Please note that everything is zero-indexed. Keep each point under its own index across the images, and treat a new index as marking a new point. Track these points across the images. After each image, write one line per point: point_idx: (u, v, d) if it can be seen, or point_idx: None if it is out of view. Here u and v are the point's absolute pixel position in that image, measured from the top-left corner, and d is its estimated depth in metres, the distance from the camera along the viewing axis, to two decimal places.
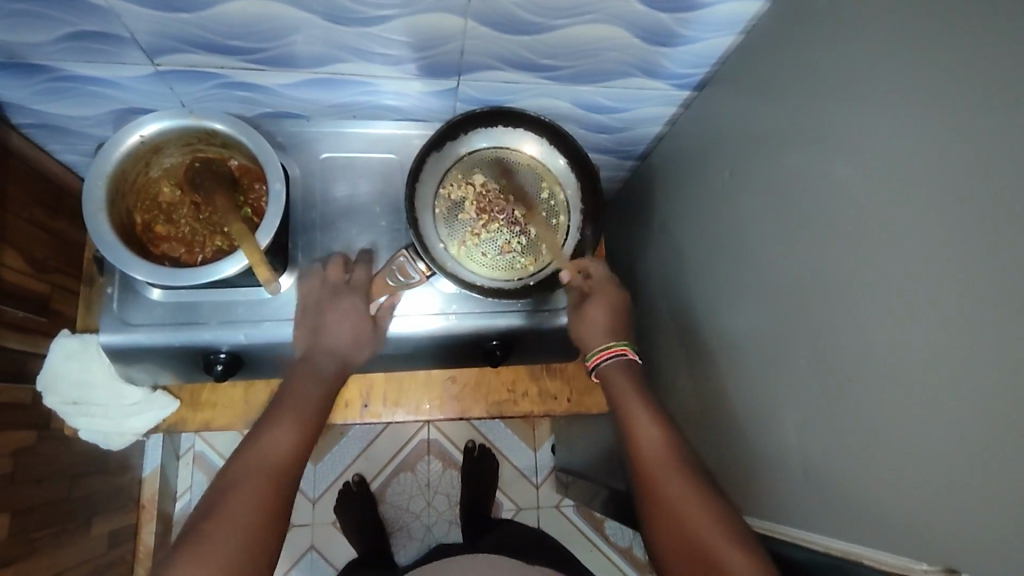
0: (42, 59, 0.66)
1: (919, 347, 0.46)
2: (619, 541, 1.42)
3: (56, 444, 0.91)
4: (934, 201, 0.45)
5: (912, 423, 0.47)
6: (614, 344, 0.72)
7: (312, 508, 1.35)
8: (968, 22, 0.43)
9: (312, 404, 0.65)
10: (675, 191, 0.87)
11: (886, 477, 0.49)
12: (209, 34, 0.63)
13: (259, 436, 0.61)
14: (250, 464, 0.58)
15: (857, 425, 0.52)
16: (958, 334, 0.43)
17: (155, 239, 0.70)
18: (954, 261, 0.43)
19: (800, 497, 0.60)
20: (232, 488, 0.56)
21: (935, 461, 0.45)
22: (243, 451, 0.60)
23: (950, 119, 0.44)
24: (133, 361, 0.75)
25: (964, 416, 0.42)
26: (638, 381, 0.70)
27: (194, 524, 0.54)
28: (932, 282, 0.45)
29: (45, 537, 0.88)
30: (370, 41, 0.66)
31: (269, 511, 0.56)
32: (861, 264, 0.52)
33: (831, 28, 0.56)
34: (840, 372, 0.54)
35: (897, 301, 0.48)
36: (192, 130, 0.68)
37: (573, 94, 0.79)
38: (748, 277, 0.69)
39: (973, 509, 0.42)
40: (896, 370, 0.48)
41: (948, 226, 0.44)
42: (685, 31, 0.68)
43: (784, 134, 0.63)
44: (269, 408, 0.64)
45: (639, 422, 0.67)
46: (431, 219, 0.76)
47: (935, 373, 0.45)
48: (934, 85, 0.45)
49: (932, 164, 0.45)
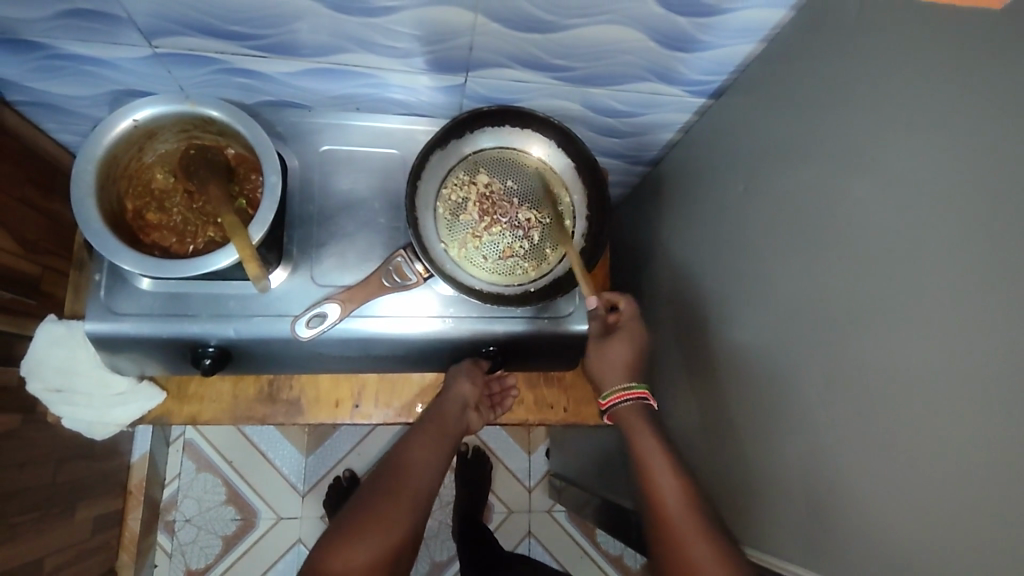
0: (36, 36, 0.63)
1: (932, 381, 0.43)
2: (611, 550, 1.41)
3: (40, 429, 0.90)
4: (958, 228, 0.42)
5: (921, 461, 0.44)
6: (633, 387, 0.73)
7: (301, 502, 1.33)
8: (1006, 38, 0.40)
9: (432, 450, 0.72)
10: (686, 200, 0.84)
11: (890, 518, 0.47)
12: (208, 17, 0.61)
13: (402, 452, 0.72)
14: (392, 472, 0.69)
15: (861, 457, 0.50)
16: (977, 370, 0.40)
17: (145, 226, 0.68)
18: (976, 293, 0.41)
19: (799, 528, 0.58)
20: (375, 508, 0.65)
21: (945, 505, 0.42)
22: (394, 459, 0.71)
23: (979, 142, 0.41)
24: (118, 352, 0.73)
25: (979, 458, 0.40)
26: (653, 425, 0.70)
27: (353, 516, 0.65)
28: (951, 314, 0.42)
29: (26, 522, 0.87)
30: (377, 33, 0.63)
31: (404, 535, 0.65)
32: (874, 292, 0.49)
33: (855, 40, 0.53)
34: (847, 402, 0.52)
35: (911, 331, 0.46)
36: (187, 115, 0.66)
37: (584, 96, 0.77)
38: (754, 295, 0.66)
39: (982, 558, 0.40)
40: (906, 407, 0.46)
41: (972, 255, 0.41)
42: (703, 36, 0.65)
43: (801, 148, 0.60)
44: (413, 429, 0.74)
45: (652, 458, 0.67)
46: (432, 219, 0.74)
47: (948, 410, 0.42)
48: (963, 103, 0.43)
49: (957, 188, 0.42)
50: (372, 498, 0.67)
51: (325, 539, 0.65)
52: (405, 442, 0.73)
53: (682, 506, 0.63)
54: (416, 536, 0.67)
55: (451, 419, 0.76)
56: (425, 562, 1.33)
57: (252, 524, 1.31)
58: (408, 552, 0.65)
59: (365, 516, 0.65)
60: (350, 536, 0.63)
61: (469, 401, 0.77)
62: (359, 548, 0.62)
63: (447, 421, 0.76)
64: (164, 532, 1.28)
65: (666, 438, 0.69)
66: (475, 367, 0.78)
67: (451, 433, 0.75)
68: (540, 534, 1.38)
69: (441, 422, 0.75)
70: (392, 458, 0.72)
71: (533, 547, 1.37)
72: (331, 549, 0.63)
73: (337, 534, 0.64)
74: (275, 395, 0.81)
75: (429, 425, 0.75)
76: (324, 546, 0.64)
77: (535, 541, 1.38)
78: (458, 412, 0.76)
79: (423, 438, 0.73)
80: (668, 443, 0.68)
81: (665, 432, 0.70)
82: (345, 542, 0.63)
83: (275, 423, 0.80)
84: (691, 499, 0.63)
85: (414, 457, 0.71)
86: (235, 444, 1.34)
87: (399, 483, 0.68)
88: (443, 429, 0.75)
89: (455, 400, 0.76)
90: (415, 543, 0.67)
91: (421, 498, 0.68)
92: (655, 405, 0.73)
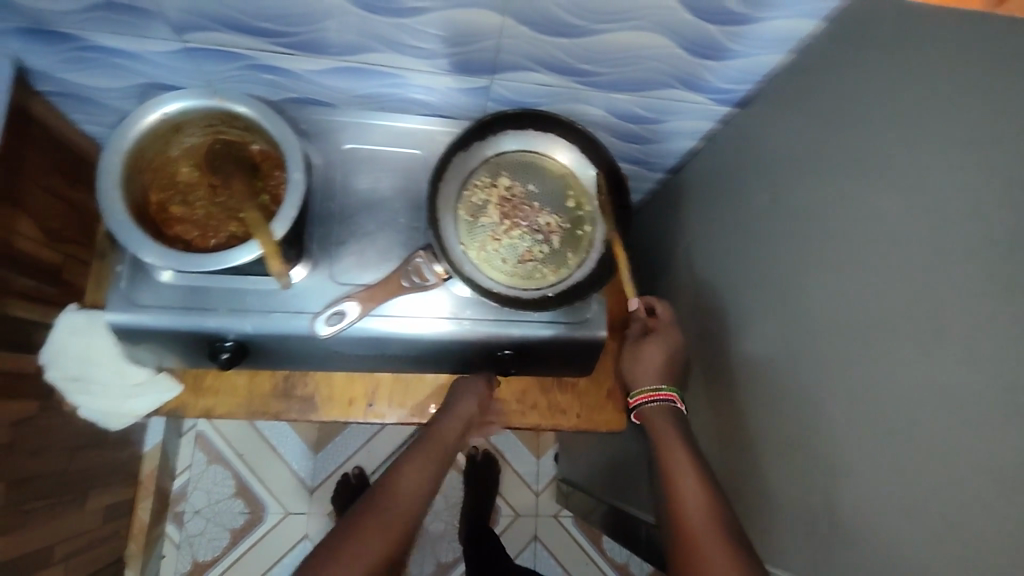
0: (69, 27, 0.64)
1: (955, 402, 0.43)
2: (617, 557, 1.40)
3: (56, 416, 0.90)
4: (990, 246, 0.41)
5: (940, 483, 0.43)
6: (663, 388, 0.74)
7: (309, 497, 1.33)
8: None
9: (431, 464, 0.72)
10: (707, 209, 0.84)
11: (904, 541, 0.46)
12: (237, 13, 0.61)
13: (398, 468, 0.71)
14: (385, 489, 0.68)
15: (877, 477, 0.49)
16: (1004, 393, 0.39)
17: (168, 219, 0.68)
18: (1006, 313, 0.40)
19: (811, 545, 0.57)
20: (360, 525, 0.64)
21: (965, 529, 0.42)
22: (389, 475, 0.70)
23: (1014, 159, 0.40)
24: (137, 343, 0.73)
25: (1003, 484, 0.39)
26: (682, 429, 0.70)
27: (339, 532, 0.64)
28: (978, 335, 0.41)
29: (39, 508, 0.87)
30: (405, 33, 0.63)
31: (388, 552, 0.63)
32: (898, 309, 0.48)
33: (886, 53, 0.52)
34: (865, 421, 0.51)
35: (935, 350, 0.45)
36: (214, 110, 0.66)
37: (608, 102, 0.76)
38: (775, 307, 0.65)
39: None
40: (927, 427, 0.45)
41: (1003, 275, 0.40)
42: (732, 45, 0.64)
43: (827, 161, 0.59)
44: (410, 449, 0.73)
45: (676, 464, 0.66)
46: (453, 220, 0.74)
47: (970, 432, 0.41)
48: (997, 120, 0.42)
49: (990, 206, 0.42)
50: (361, 514, 0.65)
51: (322, 542, 0.63)
52: (402, 460, 0.72)
53: (705, 513, 0.62)
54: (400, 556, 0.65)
55: (452, 436, 0.75)
56: (431, 562, 1.33)
57: (260, 518, 1.31)
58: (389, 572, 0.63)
59: (351, 532, 0.63)
60: (330, 551, 0.61)
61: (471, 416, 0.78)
62: (358, 549, 0.62)
63: (448, 437, 0.75)
64: (172, 524, 1.29)
65: (693, 441, 0.69)
66: (477, 380, 0.80)
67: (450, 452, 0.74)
68: (546, 539, 1.38)
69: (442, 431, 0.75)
70: (387, 474, 0.70)
71: (538, 552, 1.37)
72: (328, 551, 0.62)
73: (337, 537, 0.63)
74: (290, 390, 0.81)
75: (428, 441, 0.74)
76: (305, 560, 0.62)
77: (541, 546, 1.37)
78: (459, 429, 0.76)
79: (420, 455, 0.72)
80: (692, 446, 0.68)
81: (691, 435, 0.70)
82: (325, 557, 0.61)
83: (288, 419, 0.80)
84: (716, 507, 0.62)
85: (409, 474, 0.70)
86: (246, 438, 1.35)
87: (391, 500, 0.67)
88: (442, 446, 0.74)
89: (456, 410, 0.77)
90: (398, 563, 0.65)
91: (411, 517, 0.67)
92: (683, 409, 0.74)
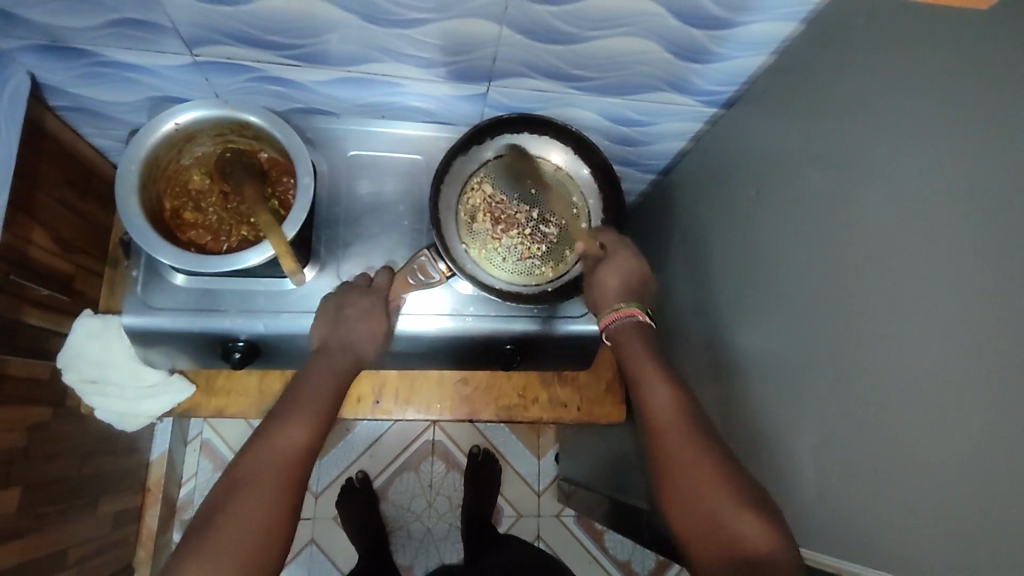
0: (85, 43, 0.67)
1: (922, 372, 0.46)
2: (619, 555, 1.42)
3: (69, 422, 0.93)
4: (945, 226, 0.45)
5: (910, 448, 0.47)
6: (623, 307, 0.69)
7: (314, 501, 1.35)
8: (991, 47, 0.43)
9: (320, 401, 0.64)
10: (696, 206, 0.87)
11: (881, 504, 0.49)
12: (249, 28, 0.64)
13: (267, 431, 0.60)
14: (260, 450, 0.59)
15: (855, 448, 0.52)
16: (961, 362, 0.43)
17: (182, 224, 0.72)
18: (960, 287, 0.43)
19: (797, 517, 0.60)
20: (236, 495, 0.55)
21: (932, 489, 0.45)
22: (254, 442, 0.60)
23: (966, 144, 0.44)
24: (152, 344, 0.76)
25: (963, 445, 0.42)
26: (649, 344, 0.67)
27: (208, 519, 0.54)
28: (938, 309, 0.45)
29: (53, 513, 0.89)
30: (405, 43, 0.67)
31: (280, 511, 0.56)
32: (869, 289, 0.52)
33: (855, 53, 0.56)
34: (842, 394, 0.54)
35: (902, 325, 0.48)
36: (225, 120, 0.69)
37: (600, 105, 0.80)
38: (759, 296, 0.69)
39: (965, 535, 0.42)
40: (896, 397, 0.48)
41: (957, 253, 0.43)
42: (716, 48, 0.68)
43: (803, 156, 0.63)
44: (280, 402, 0.63)
45: (650, 385, 0.63)
46: (454, 221, 0.77)
47: (936, 400, 0.44)
48: (951, 110, 0.45)
49: (945, 189, 0.45)
50: (233, 488, 0.56)
51: (215, 487, 0.57)
52: (271, 417, 0.62)
53: (683, 426, 0.59)
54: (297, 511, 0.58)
55: (340, 371, 0.67)
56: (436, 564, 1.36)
57: None
58: (291, 529, 0.56)
59: (227, 506, 0.55)
60: (206, 540, 0.53)
61: (366, 354, 0.70)
62: (258, 490, 0.56)
63: (334, 371, 0.66)
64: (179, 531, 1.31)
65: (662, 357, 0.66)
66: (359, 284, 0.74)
67: (340, 387, 0.66)
68: (549, 538, 1.40)
69: (330, 352, 0.68)
70: (259, 429, 0.61)
71: None
72: (225, 495, 0.56)
73: (230, 480, 0.57)
74: None
75: (309, 381, 0.65)
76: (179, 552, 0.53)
77: (545, 545, 1.39)
78: (350, 362, 0.68)
79: (297, 403, 0.63)
80: (669, 369, 0.65)
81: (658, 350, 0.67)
82: (201, 548, 0.52)
83: None
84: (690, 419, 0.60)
85: (290, 428, 0.60)
86: None
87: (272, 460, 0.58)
88: (326, 382, 0.65)
89: (347, 330, 0.70)
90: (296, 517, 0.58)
91: (302, 473, 0.59)
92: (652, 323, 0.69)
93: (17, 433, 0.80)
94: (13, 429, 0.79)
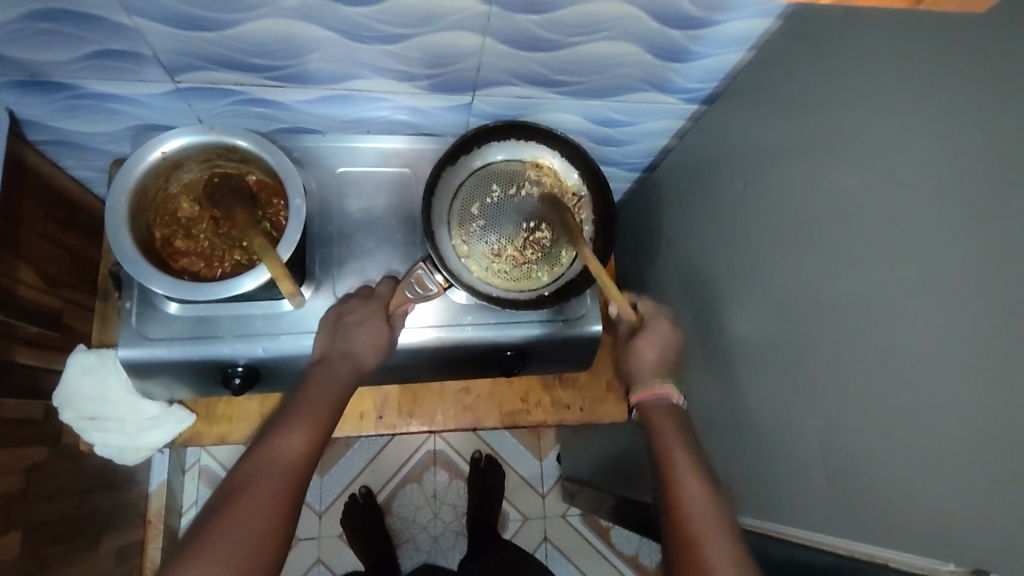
0: (64, 77, 0.66)
1: (915, 352, 0.47)
2: (626, 550, 1.42)
3: (65, 460, 0.91)
4: (928, 208, 0.46)
5: (908, 427, 0.48)
6: (661, 384, 0.70)
7: (318, 521, 1.34)
8: (963, 33, 0.44)
9: (320, 410, 0.64)
10: (682, 202, 0.88)
11: (885, 483, 0.50)
12: (229, 51, 0.64)
13: (267, 442, 0.61)
14: (259, 461, 0.59)
15: (854, 428, 0.53)
16: (951, 337, 0.44)
17: (174, 253, 0.71)
18: (944, 264, 0.44)
19: (803, 502, 0.61)
20: (231, 503, 0.55)
21: (933, 465, 0.46)
22: (251, 455, 0.60)
23: (944, 128, 0.45)
24: (150, 376, 0.75)
25: (958, 419, 0.43)
26: (681, 423, 0.68)
27: (201, 527, 0.54)
28: (926, 289, 0.46)
29: (56, 554, 0.87)
30: (388, 58, 0.67)
31: (275, 520, 0.56)
32: (858, 273, 0.53)
33: (829, 44, 0.57)
34: (838, 378, 0.55)
35: (891, 308, 0.49)
36: (211, 145, 0.69)
37: (583, 108, 0.81)
38: (750, 286, 0.70)
39: (968, 507, 0.43)
40: (890, 378, 0.49)
41: (941, 233, 0.45)
42: (695, 47, 0.69)
43: (785, 147, 0.64)
44: (281, 413, 0.64)
45: (675, 460, 0.64)
46: (447, 232, 0.77)
47: (930, 376, 0.46)
48: (927, 97, 0.47)
49: (926, 173, 0.46)
50: (228, 498, 0.56)
51: (211, 498, 0.57)
52: (271, 429, 0.62)
53: (702, 500, 0.60)
54: (293, 523, 0.58)
55: (341, 382, 0.67)
56: None
57: None
58: (286, 539, 0.56)
59: (223, 514, 0.54)
60: (199, 545, 0.52)
61: (367, 364, 0.70)
62: (258, 493, 0.56)
63: (334, 382, 0.67)
64: None
65: (692, 437, 0.66)
66: (366, 291, 0.74)
67: (343, 400, 0.66)
68: (555, 539, 1.40)
69: (330, 363, 0.68)
70: (258, 442, 0.61)
71: (550, 553, 1.39)
72: (220, 505, 0.55)
73: (230, 485, 0.57)
74: None
75: (307, 393, 0.65)
76: (170, 560, 0.52)
77: (552, 546, 1.40)
78: (349, 374, 0.68)
79: (296, 417, 0.63)
80: (697, 450, 0.65)
81: (690, 432, 0.67)
82: (192, 554, 0.52)
83: None
84: (712, 497, 0.60)
85: (289, 441, 0.61)
86: None
87: (270, 470, 0.58)
88: (326, 393, 0.66)
89: (345, 339, 0.70)
90: (292, 530, 0.57)
91: (299, 485, 0.59)
92: (684, 404, 0.70)
93: (15, 475, 0.79)
94: (10, 472, 0.78)
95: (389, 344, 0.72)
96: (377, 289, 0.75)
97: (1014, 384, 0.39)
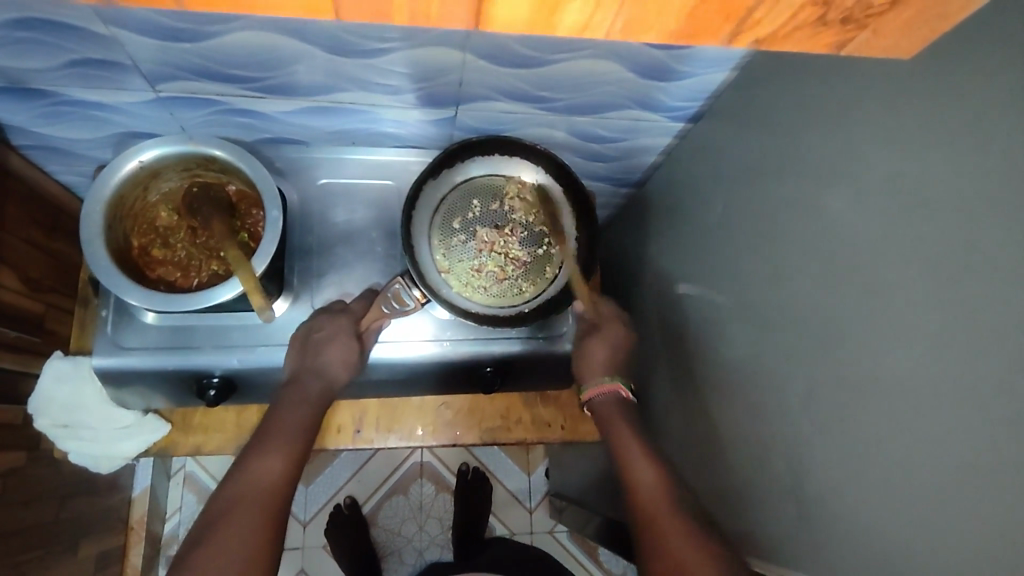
0: (44, 84, 0.66)
1: (892, 388, 0.45)
2: (613, 568, 1.41)
3: (43, 464, 0.90)
4: (906, 238, 0.44)
5: (883, 464, 0.46)
6: (609, 380, 0.74)
7: (303, 530, 1.33)
8: (943, 61, 0.43)
9: (296, 428, 0.64)
10: (668, 220, 0.87)
11: (860, 521, 0.49)
12: (208, 62, 0.64)
13: (245, 465, 0.60)
14: (239, 485, 0.58)
15: (829, 461, 0.52)
16: (926, 373, 0.42)
17: (151, 262, 0.71)
18: (921, 298, 0.43)
19: (778, 534, 0.59)
20: (217, 528, 0.54)
21: (906, 506, 0.44)
22: (231, 480, 0.59)
23: (921, 159, 0.44)
24: (125, 385, 0.75)
25: (933, 460, 0.42)
26: (630, 416, 0.71)
27: (188, 555, 0.53)
28: (902, 323, 0.45)
29: (31, 560, 0.87)
30: (369, 72, 0.66)
31: (263, 541, 0.55)
32: (835, 303, 0.52)
33: (810, 69, 0.56)
34: (814, 409, 0.54)
35: (866, 340, 0.48)
36: (190, 155, 0.68)
37: (569, 124, 0.80)
38: (730, 309, 0.68)
39: (942, 551, 0.41)
40: (865, 412, 0.48)
41: (916, 266, 0.43)
42: (680, 66, 0.68)
43: (768, 170, 0.63)
44: (257, 435, 0.63)
45: (631, 456, 0.65)
46: (427, 246, 0.76)
47: (906, 412, 0.44)
48: (906, 125, 0.45)
49: (904, 204, 0.45)
50: (213, 524, 0.55)
51: (195, 525, 0.56)
52: (248, 452, 0.61)
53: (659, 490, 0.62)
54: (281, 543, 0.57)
55: (316, 399, 0.67)
56: None
57: None
58: (277, 556, 0.55)
59: (208, 541, 0.53)
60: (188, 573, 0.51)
61: (339, 380, 0.69)
62: (242, 515, 0.56)
63: (310, 399, 0.67)
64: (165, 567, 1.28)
65: (642, 430, 0.69)
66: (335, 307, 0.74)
67: (317, 416, 0.66)
68: None
69: (302, 381, 0.68)
70: (237, 467, 0.60)
71: None
72: (205, 531, 0.55)
73: (212, 513, 0.56)
74: None
75: (283, 413, 0.65)
76: None
77: None
78: (323, 391, 0.68)
79: (273, 438, 0.62)
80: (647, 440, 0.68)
81: (640, 426, 0.70)
82: None
83: None
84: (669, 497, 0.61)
85: (268, 461, 0.60)
86: None
87: (252, 493, 0.57)
88: (301, 410, 0.65)
89: (318, 355, 0.69)
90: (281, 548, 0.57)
91: (283, 504, 0.58)
92: (633, 397, 0.74)
93: None
94: None
95: (362, 360, 0.72)
96: (351, 305, 0.74)
97: (991, 425, 0.38)
